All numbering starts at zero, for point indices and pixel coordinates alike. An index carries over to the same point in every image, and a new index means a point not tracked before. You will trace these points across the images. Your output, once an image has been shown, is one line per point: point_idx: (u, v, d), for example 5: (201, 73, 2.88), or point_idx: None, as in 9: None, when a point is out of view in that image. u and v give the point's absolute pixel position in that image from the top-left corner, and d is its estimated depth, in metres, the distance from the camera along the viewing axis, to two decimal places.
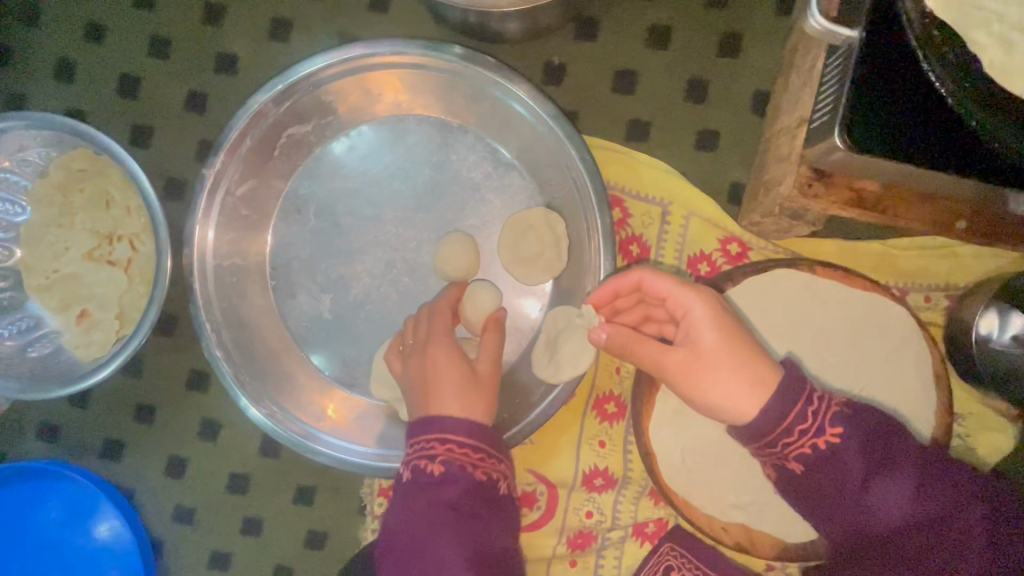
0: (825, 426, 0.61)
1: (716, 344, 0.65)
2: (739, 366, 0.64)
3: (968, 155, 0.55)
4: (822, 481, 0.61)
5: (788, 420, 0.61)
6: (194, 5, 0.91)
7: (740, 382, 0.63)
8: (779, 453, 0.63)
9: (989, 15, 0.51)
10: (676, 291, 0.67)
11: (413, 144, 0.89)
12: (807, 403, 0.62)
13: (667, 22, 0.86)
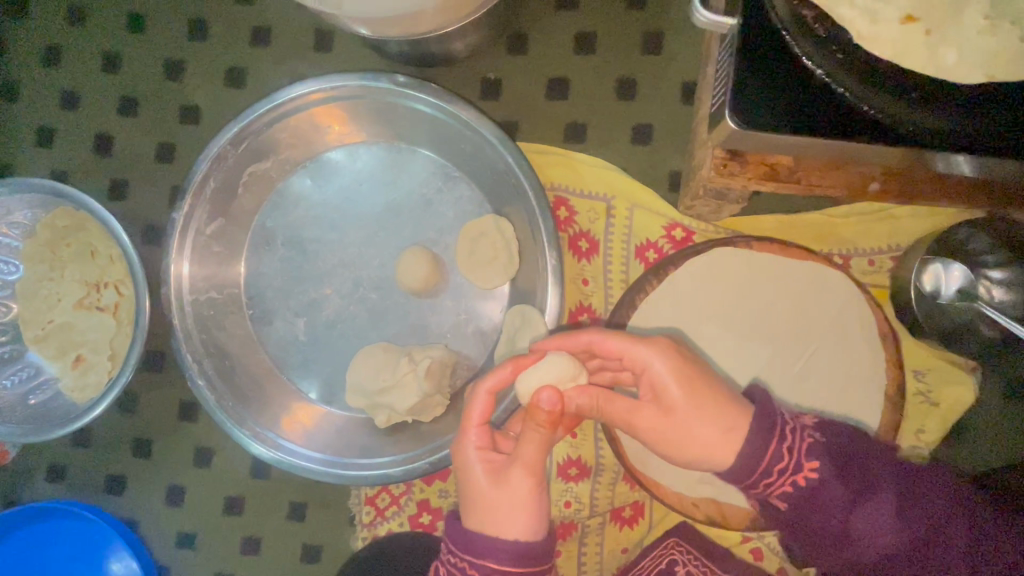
0: (801, 462, 0.62)
1: (683, 391, 0.65)
2: (717, 407, 0.65)
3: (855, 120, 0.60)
4: (805, 514, 0.62)
5: (765, 460, 0.62)
6: (155, 63, 0.98)
7: (724, 423, 0.64)
8: (761, 490, 0.64)
9: None
10: (631, 348, 0.67)
11: (367, 169, 0.94)
12: (782, 441, 0.62)
13: (592, 29, 0.91)
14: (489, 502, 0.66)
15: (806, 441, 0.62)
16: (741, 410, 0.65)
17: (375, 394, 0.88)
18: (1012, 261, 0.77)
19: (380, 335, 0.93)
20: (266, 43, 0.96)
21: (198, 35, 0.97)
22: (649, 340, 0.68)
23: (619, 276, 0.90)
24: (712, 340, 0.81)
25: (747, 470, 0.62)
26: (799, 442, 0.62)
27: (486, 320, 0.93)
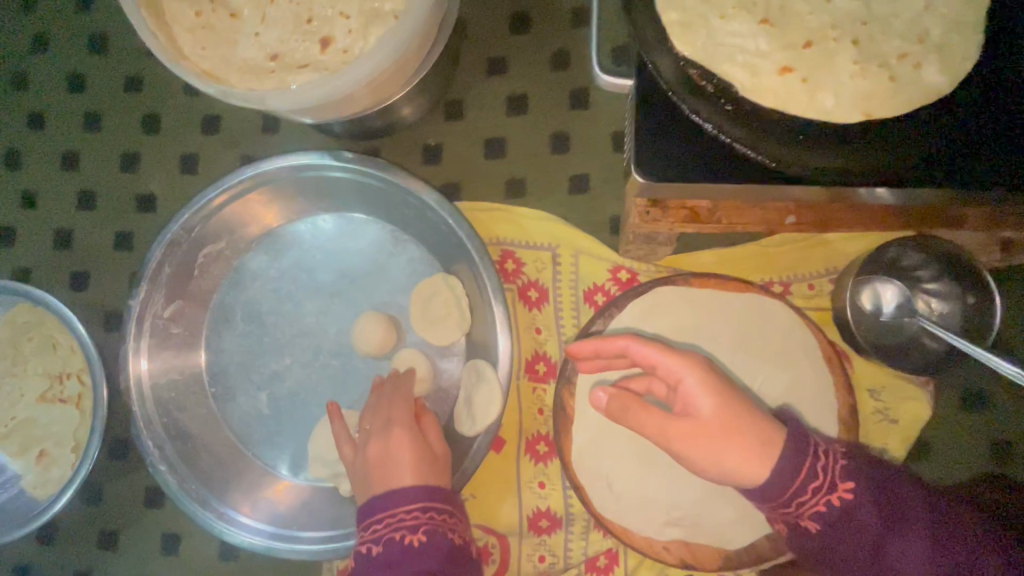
0: (834, 481, 0.63)
1: (715, 407, 0.66)
2: (749, 424, 0.65)
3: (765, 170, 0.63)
4: (840, 538, 0.62)
5: (802, 480, 0.62)
6: (112, 157, 1.02)
7: (756, 439, 0.65)
8: (794, 511, 0.63)
9: (732, 49, 0.60)
10: (665, 358, 0.69)
11: (318, 240, 0.97)
12: (816, 462, 0.63)
13: (522, 90, 0.97)
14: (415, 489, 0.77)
15: (840, 460, 0.64)
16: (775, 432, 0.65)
17: (335, 463, 0.89)
18: (945, 277, 0.83)
19: (342, 401, 0.94)
20: (216, 130, 1.01)
21: (152, 128, 1.02)
22: (683, 353, 0.69)
23: (571, 321, 0.92)
24: None
25: (786, 485, 0.62)
26: (833, 464, 0.64)
27: (444, 377, 0.93)
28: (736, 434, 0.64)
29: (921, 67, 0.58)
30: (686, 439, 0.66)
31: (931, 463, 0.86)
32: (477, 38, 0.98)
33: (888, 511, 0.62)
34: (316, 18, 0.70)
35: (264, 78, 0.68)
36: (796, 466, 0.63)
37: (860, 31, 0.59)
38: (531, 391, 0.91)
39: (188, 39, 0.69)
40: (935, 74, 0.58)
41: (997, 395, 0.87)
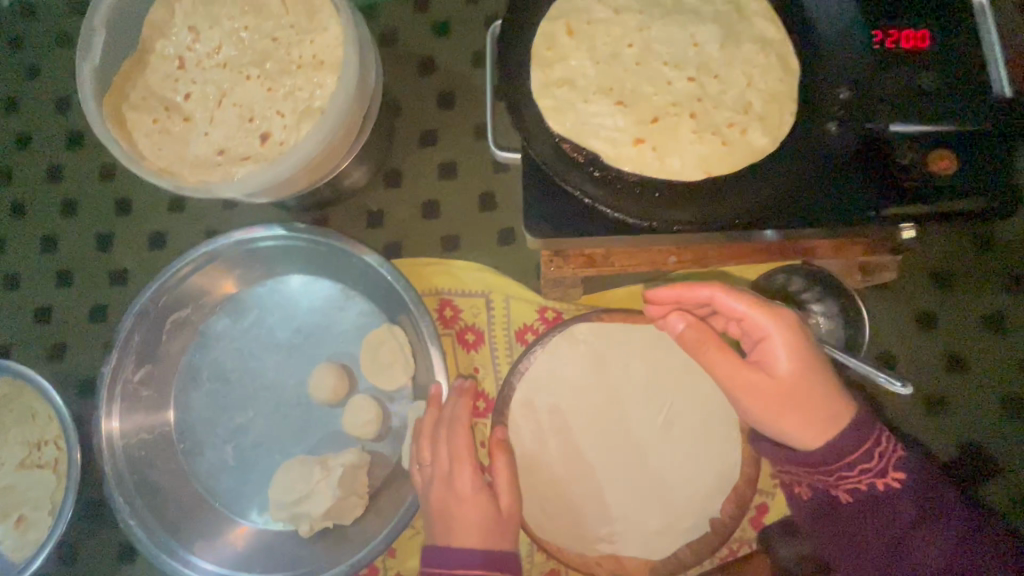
0: (886, 470, 0.71)
1: (789, 365, 0.73)
2: (824, 380, 0.73)
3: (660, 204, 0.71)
4: (869, 515, 0.71)
5: (851, 458, 0.70)
6: (87, 239, 1.13)
7: (828, 398, 0.72)
8: (833, 482, 0.72)
9: (595, 127, 0.73)
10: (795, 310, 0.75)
11: (275, 300, 1.07)
12: (875, 447, 0.71)
13: (452, 158, 1.10)
14: (479, 519, 0.82)
15: (896, 454, 0.71)
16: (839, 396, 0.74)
17: (293, 505, 0.94)
18: (826, 297, 0.94)
19: (300, 448, 1.02)
20: (182, 209, 1.13)
21: (124, 211, 1.14)
22: (776, 309, 0.75)
23: (506, 359, 1.02)
24: (584, 406, 0.93)
25: (836, 453, 0.71)
26: (889, 454, 0.71)
27: (393, 419, 1.02)
28: (814, 395, 0.72)
29: (747, 132, 0.72)
30: (761, 389, 0.74)
31: None
32: (410, 116, 1.12)
33: (924, 503, 0.70)
34: (256, 118, 0.83)
35: (211, 171, 0.81)
36: (848, 445, 0.71)
37: (697, 107, 0.73)
38: (474, 425, 1.01)
39: (148, 142, 0.82)
40: (758, 137, 0.72)
41: (888, 402, 0.96)
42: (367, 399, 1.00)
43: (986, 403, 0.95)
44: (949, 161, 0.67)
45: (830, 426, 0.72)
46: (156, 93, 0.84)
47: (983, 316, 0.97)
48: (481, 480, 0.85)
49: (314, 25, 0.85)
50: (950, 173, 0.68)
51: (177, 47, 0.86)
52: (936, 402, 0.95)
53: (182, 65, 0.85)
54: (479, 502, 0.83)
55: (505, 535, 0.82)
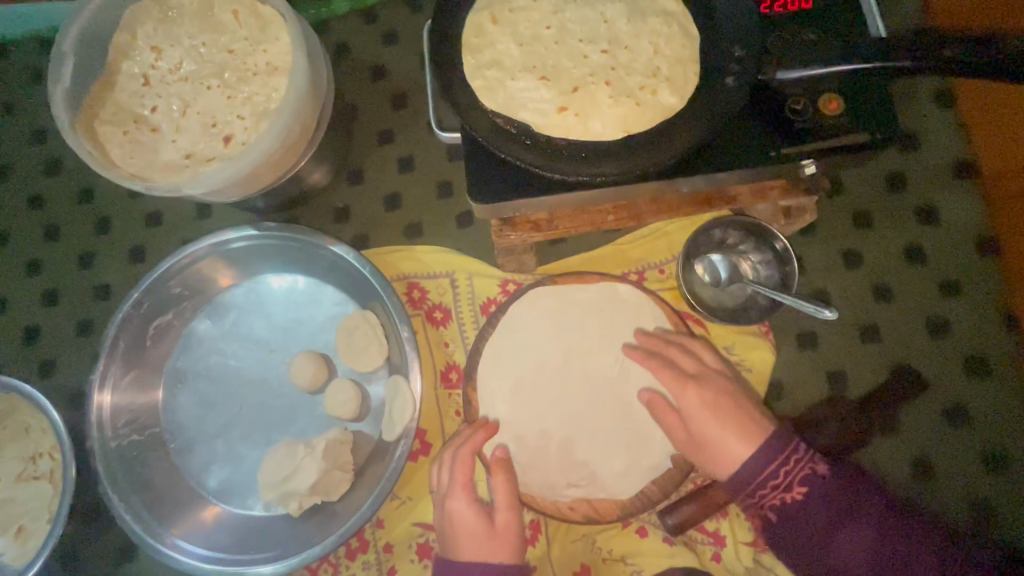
0: (791, 484, 0.79)
1: (698, 408, 0.87)
2: (735, 415, 0.86)
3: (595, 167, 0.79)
4: (789, 529, 0.79)
5: (763, 478, 0.80)
6: (70, 259, 1.19)
7: (733, 421, 0.85)
8: (758, 502, 0.81)
9: (524, 101, 0.82)
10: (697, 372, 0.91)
11: (252, 300, 1.13)
12: (782, 465, 0.80)
13: (408, 153, 1.18)
14: (476, 536, 0.88)
15: (805, 471, 0.79)
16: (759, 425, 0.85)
17: (281, 484, 1.00)
18: (760, 246, 1.03)
19: (286, 434, 1.07)
20: (159, 224, 1.19)
21: (102, 230, 1.20)
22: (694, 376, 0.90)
23: (473, 332, 1.09)
24: (547, 365, 1.00)
25: (753, 473, 0.80)
26: (797, 468, 0.80)
27: (371, 398, 1.08)
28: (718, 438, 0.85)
29: (657, 92, 0.81)
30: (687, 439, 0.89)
31: (785, 400, 1.02)
32: (367, 118, 1.20)
33: (835, 512, 0.77)
34: (219, 123, 0.91)
35: (180, 173, 0.88)
36: (768, 460, 0.80)
37: (612, 77, 0.83)
38: (448, 396, 1.07)
39: (119, 153, 0.89)
40: (667, 96, 0.81)
41: (825, 336, 1.04)
42: (345, 379, 1.07)
43: (914, 325, 1.03)
44: (836, 103, 0.79)
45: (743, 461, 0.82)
46: (124, 108, 0.92)
47: (904, 248, 1.05)
48: (475, 501, 0.90)
49: (266, 36, 0.93)
50: (839, 113, 0.79)
51: (141, 66, 0.93)
52: (870, 330, 1.03)
53: (147, 81, 0.93)
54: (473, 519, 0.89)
55: (501, 549, 0.88)
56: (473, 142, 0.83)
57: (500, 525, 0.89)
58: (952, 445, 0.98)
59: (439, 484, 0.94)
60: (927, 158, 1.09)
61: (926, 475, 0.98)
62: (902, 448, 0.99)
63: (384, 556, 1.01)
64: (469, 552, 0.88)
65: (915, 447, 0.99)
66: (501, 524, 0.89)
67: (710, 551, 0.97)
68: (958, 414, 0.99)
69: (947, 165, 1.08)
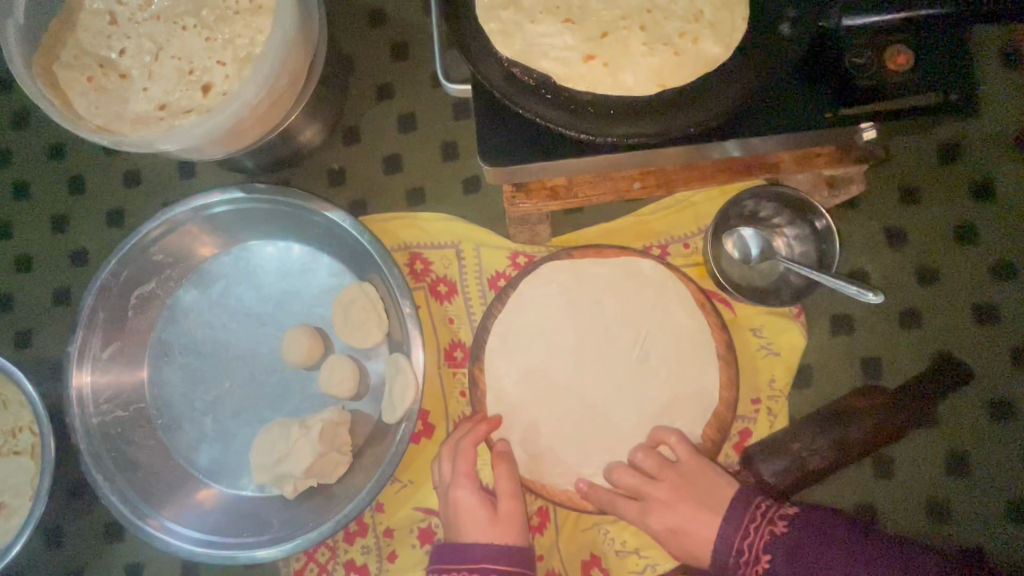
0: (758, 554, 0.77)
1: (665, 530, 0.85)
2: (695, 526, 0.83)
3: (628, 126, 0.69)
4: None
5: (733, 553, 0.79)
6: (43, 221, 1.10)
7: (702, 532, 0.83)
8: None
9: (545, 47, 0.71)
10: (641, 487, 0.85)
11: (242, 269, 1.05)
12: (744, 535, 0.79)
13: (411, 110, 1.07)
14: (481, 521, 0.85)
15: (765, 536, 0.77)
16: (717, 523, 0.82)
17: (275, 465, 0.94)
18: (797, 221, 0.94)
19: (280, 413, 1.00)
20: (139, 185, 1.10)
21: (78, 190, 1.10)
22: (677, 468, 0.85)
23: (480, 307, 1.01)
24: (561, 345, 0.92)
25: (722, 555, 0.80)
26: (758, 536, 0.78)
27: (371, 376, 1.01)
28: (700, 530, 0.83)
29: (699, 40, 0.70)
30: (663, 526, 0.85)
31: (814, 387, 0.96)
32: (364, 70, 1.09)
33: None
34: (196, 69, 0.80)
35: (153, 126, 0.78)
36: (729, 538, 0.79)
37: (646, 21, 0.72)
38: (452, 375, 1.00)
39: (83, 102, 0.79)
40: (710, 45, 0.70)
41: (861, 320, 0.97)
42: (343, 356, 1.00)
43: (959, 310, 0.96)
44: (905, 58, 0.68)
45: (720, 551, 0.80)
46: (89, 51, 0.81)
47: (957, 226, 0.97)
48: (481, 490, 0.88)
49: None
50: (908, 69, 0.68)
51: (107, 2, 0.82)
52: (910, 315, 0.96)
53: (114, 20, 0.82)
54: (478, 504, 0.86)
55: (507, 531, 0.85)
56: (486, 98, 0.73)
57: (503, 510, 0.86)
58: (989, 440, 0.92)
59: (443, 477, 0.91)
60: (986, 128, 1.00)
61: (961, 470, 0.91)
62: (937, 440, 0.92)
63: (384, 542, 0.96)
64: (474, 536, 0.85)
65: (950, 441, 0.92)
66: (505, 507, 0.86)
67: None
68: (997, 407, 0.93)
69: (1006, 138, 0.99)
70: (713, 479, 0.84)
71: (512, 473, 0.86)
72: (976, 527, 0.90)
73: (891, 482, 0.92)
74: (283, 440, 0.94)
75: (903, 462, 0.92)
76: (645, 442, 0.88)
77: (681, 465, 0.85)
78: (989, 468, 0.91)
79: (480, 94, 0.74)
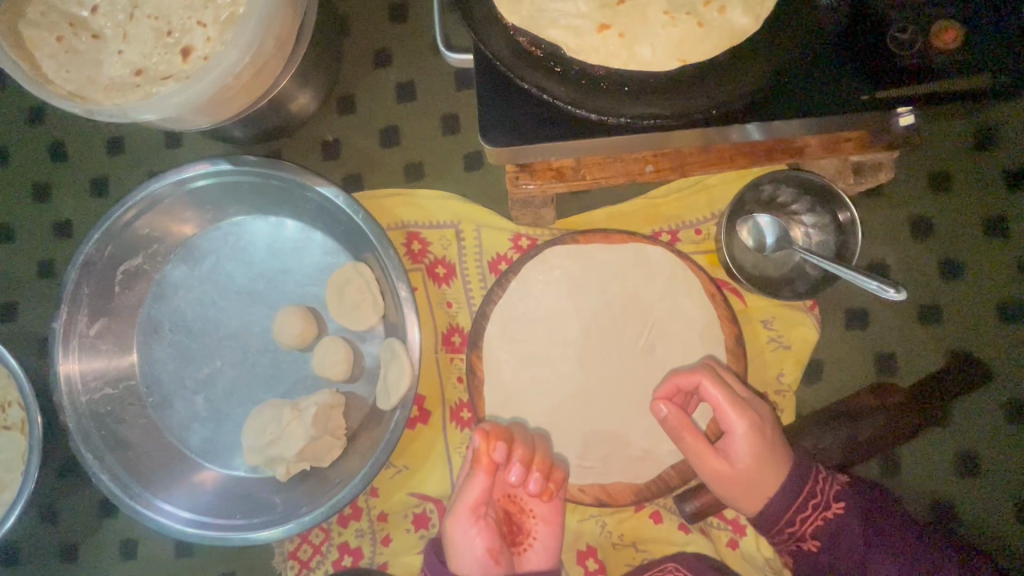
0: (829, 502, 0.76)
1: (736, 459, 0.75)
2: (772, 468, 0.75)
3: (647, 105, 0.63)
4: (834, 553, 0.76)
5: (802, 498, 0.75)
6: (25, 189, 1.05)
7: (774, 476, 0.75)
8: (799, 531, 0.76)
9: (556, 14, 0.64)
10: (728, 409, 0.75)
11: (232, 244, 1.01)
12: (815, 483, 0.76)
13: (409, 78, 1.01)
14: (468, 545, 0.76)
15: (835, 487, 0.77)
16: (788, 447, 0.78)
17: (267, 448, 0.91)
18: (817, 209, 0.88)
19: (273, 394, 0.98)
20: (123, 153, 1.05)
21: (59, 157, 1.05)
22: (755, 406, 0.78)
23: (479, 291, 0.97)
24: (563, 334, 0.89)
25: (787, 504, 0.75)
26: (830, 487, 0.77)
27: (367, 359, 0.98)
28: (770, 471, 0.75)
29: (726, 10, 0.63)
30: (726, 457, 0.76)
31: (824, 383, 0.92)
32: (361, 34, 1.02)
33: (864, 523, 0.76)
34: (174, 30, 0.74)
35: (129, 93, 0.72)
36: (800, 485, 0.75)
37: None
38: (450, 361, 0.97)
39: (52, 64, 0.73)
40: (738, 15, 0.63)
41: (878, 314, 0.92)
42: (337, 338, 0.96)
43: (980, 308, 0.91)
44: (955, 32, 0.62)
45: (784, 482, 0.75)
46: (57, 7, 0.74)
47: (983, 218, 0.92)
48: (461, 507, 0.77)
49: None
50: (957, 45, 0.62)
51: None
52: (930, 311, 0.92)
53: None
54: (464, 526, 0.76)
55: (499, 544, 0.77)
56: (491, 70, 0.68)
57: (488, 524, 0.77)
58: (1004, 442, 0.89)
59: (451, 495, 0.81)
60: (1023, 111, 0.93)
61: (973, 471, 0.89)
62: (949, 440, 0.90)
63: (378, 526, 0.95)
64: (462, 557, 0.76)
65: (962, 441, 0.90)
66: (487, 523, 0.77)
67: (726, 536, 0.91)
68: (1015, 410, 0.90)
69: None
70: (778, 424, 0.79)
71: (485, 484, 0.76)
72: (984, 527, 0.88)
73: (901, 481, 0.89)
74: (274, 423, 0.91)
75: (912, 461, 0.90)
76: None
77: (754, 398, 0.79)
78: (1001, 470, 0.89)
79: (486, 65, 0.68)
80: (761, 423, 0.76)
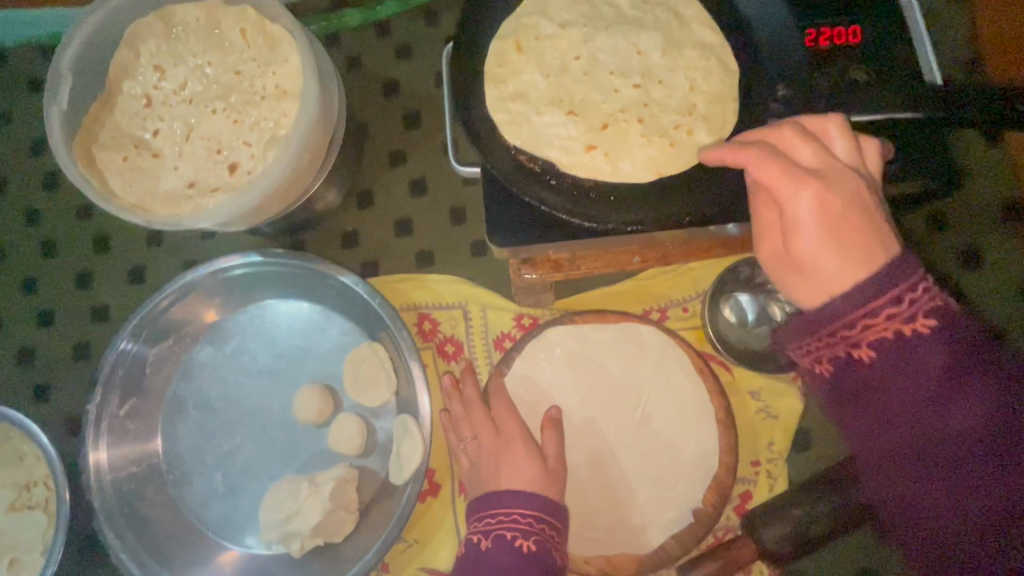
0: (914, 309, 0.55)
1: (798, 222, 0.57)
2: (840, 227, 0.56)
3: (630, 211, 0.74)
4: (895, 372, 0.56)
5: (878, 302, 0.55)
6: (69, 278, 1.14)
7: (838, 242, 0.56)
8: (853, 337, 0.57)
9: (551, 138, 0.77)
10: (783, 180, 0.56)
11: (256, 326, 1.09)
12: (906, 291, 0.55)
13: (421, 176, 1.13)
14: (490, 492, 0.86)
15: (934, 303, 0.55)
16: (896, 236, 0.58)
17: (283, 524, 0.96)
18: None
19: (289, 469, 1.02)
20: (161, 244, 1.15)
21: (103, 248, 1.16)
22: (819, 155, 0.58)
23: (486, 368, 1.04)
24: (564, 408, 0.95)
25: (862, 308, 0.55)
26: (925, 303, 0.55)
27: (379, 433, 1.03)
28: (836, 237, 0.56)
29: (693, 132, 0.76)
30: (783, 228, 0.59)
31: (812, 450, 0.98)
32: (379, 138, 1.15)
33: (985, 419, 0.54)
34: (224, 149, 0.86)
35: (183, 204, 0.84)
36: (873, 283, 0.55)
37: (645, 113, 0.78)
38: None
39: (118, 180, 0.85)
40: (704, 136, 0.76)
41: None
42: (352, 414, 1.02)
43: None
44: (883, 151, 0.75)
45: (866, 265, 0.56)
46: (125, 132, 0.87)
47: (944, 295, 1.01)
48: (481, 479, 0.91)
49: (275, 56, 0.88)
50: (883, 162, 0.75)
51: (144, 86, 0.89)
52: None
53: (149, 103, 0.88)
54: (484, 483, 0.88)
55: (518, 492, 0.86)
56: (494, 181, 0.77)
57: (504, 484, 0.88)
58: None
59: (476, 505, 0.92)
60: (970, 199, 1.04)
61: None
62: None
63: None
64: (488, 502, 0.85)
65: None
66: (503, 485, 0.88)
67: None
68: None
69: (993, 208, 1.04)
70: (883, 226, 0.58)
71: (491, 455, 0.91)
72: None
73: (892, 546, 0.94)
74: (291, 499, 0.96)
75: None
76: (684, 514, 0.89)
77: (840, 178, 0.58)
78: None
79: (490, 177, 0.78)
80: (835, 188, 0.56)
